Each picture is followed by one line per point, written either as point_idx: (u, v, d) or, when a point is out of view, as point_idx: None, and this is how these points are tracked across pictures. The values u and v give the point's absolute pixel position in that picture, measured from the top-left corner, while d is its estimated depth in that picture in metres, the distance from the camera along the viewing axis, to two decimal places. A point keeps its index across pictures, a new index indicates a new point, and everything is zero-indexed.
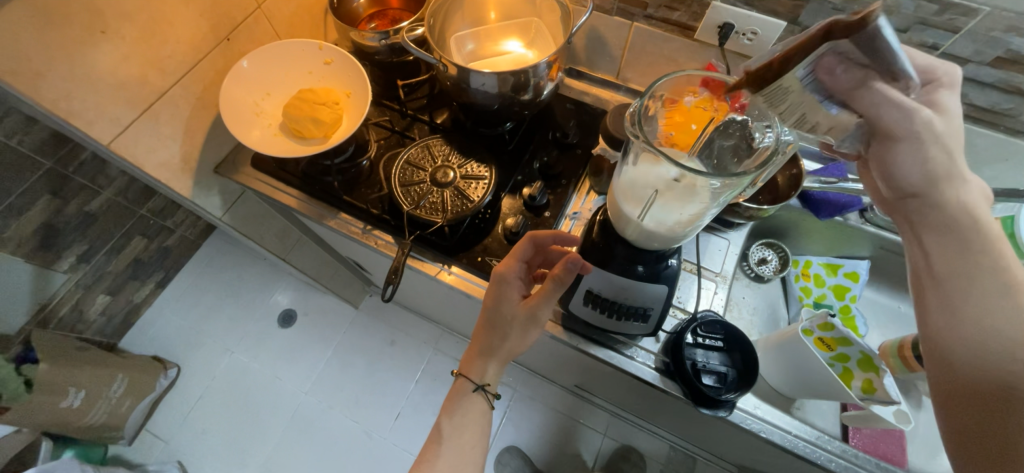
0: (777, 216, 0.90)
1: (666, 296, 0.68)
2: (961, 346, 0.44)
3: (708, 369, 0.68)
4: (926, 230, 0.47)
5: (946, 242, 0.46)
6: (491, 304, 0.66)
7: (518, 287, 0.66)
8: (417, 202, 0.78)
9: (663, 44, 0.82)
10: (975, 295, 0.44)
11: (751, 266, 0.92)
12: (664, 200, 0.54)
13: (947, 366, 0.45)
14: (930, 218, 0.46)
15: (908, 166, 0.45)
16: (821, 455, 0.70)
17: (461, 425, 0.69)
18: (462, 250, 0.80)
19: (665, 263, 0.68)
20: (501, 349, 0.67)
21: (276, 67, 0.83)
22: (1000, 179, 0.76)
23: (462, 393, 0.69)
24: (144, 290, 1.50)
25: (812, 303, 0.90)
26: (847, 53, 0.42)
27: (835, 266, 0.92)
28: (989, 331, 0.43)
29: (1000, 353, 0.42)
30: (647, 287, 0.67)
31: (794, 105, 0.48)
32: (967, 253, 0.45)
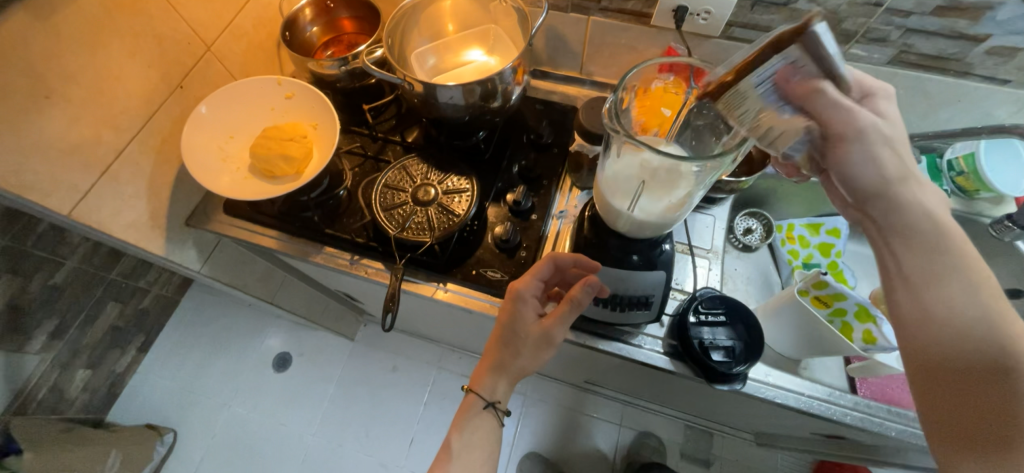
0: (755, 185, 0.92)
1: (665, 280, 0.68)
2: (938, 338, 0.43)
3: (716, 345, 0.69)
4: (889, 236, 0.46)
5: (906, 245, 0.45)
6: (502, 323, 0.66)
7: (534, 306, 0.66)
8: (402, 225, 0.76)
9: (622, 34, 0.83)
10: (948, 291, 0.44)
11: (738, 238, 0.94)
12: (654, 191, 0.55)
13: (925, 357, 0.44)
14: (891, 221, 0.45)
15: (861, 169, 0.45)
16: (837, 411, 0.71)
17: (477, 441, 0.67)
18: (455, 265, 0.78)
19: (659, 249, 0.69)
20: (511, 365, 0.66)
21: (236, 108, 0.81)
22: (956, 120, 0.79)
23: (472, 409, 0.68)
24: (126, 357, 1.43)
25: (801, 264, 0.92)
26: (801, 64, 0.43)
27: (816, 226, 0.94)
28: (963, 323, 0.43)
29: (979, 339, 0.42)
30: (649, 277, 0.67)
31: (748, 113, 0.48)
32: (934, 257, 0.44)
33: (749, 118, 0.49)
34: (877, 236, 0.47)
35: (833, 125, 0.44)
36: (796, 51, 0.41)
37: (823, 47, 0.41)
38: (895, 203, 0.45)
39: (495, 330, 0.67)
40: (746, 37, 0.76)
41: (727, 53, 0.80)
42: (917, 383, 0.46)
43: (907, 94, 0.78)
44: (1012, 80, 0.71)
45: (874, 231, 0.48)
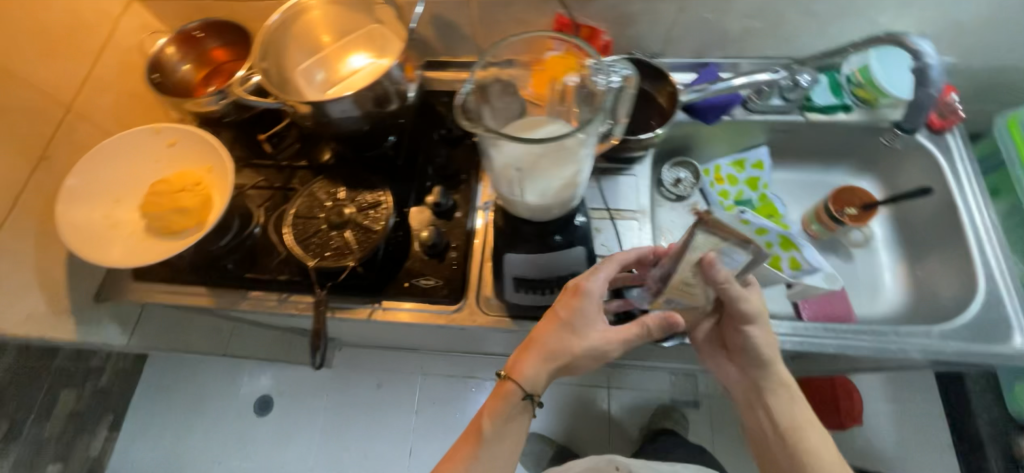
0: (674, 135, 0.92)
1: (587, 253, 0.68)
2: (778, 445, 0.67)
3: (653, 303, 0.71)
4: (765, 393, 0.69)
5: (776, 398, 0.68)
6: (563, 316, 0.63)
7: (598, 305, 0.64)
8: (320, 253, 0.73)
9: (508, 9, 0.80)
10: (789, 414, 0.67)
11: (668, 189, 0.94)
12: (547, 174, 0.51)
13: (773, 453, 0.68)
14: (762, 378, 0.68)
15: (751, 346, 0.66)
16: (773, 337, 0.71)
17: (503, 431, 0.67)
18: (386, 282, 0.75)
19: (575, 223, 0.69)
20: (562, 353, 0.63)
21: (116, 169, 0.75)
22: (848, 34, 0.80)
23: (511, 401, 0.65)
24: (97, 440, 1.37)
25: (733, 202, 0.94)
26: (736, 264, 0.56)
27: (740, 162, 0.95)
28: (795, 436, 0.66)
29: (799, 447, 0.66)
30: (566, 256, 0.67)
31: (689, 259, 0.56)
32: (797, 406, 0.68)
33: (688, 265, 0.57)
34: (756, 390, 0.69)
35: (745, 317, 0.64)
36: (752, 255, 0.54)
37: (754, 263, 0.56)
38: (767, 370, 0.67)
39: (552, 320, 0.64)
40: None
41: (615, 10, 0.79)
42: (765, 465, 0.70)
43: (797, 17, 0.78)
44: None
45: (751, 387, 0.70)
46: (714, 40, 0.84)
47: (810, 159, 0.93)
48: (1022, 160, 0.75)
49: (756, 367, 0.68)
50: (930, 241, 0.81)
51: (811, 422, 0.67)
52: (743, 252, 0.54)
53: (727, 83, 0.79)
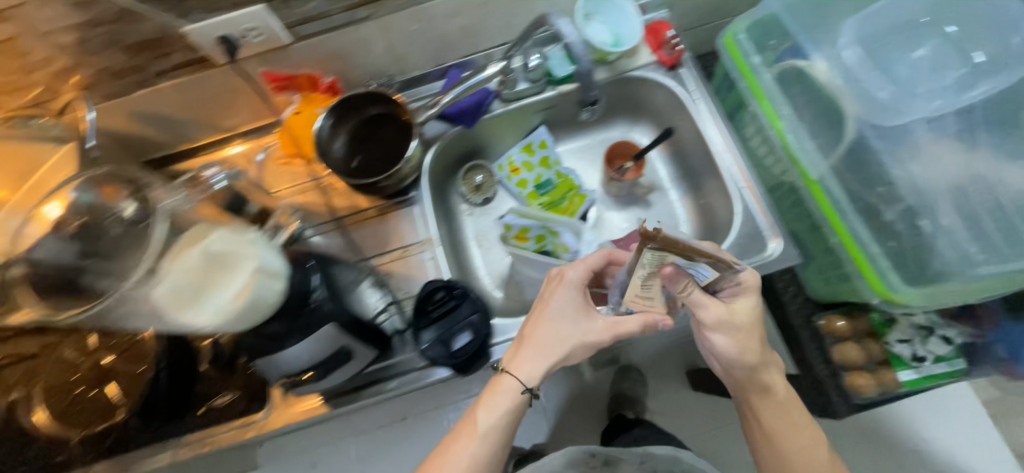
0: (454, 146, 0.89)
1: (340, 326, 0.60)
2: (774, 429, 0.67)
3: (453, 335, 0.70)
4: (756, 391, 0.67)
5: (752, 390, 0.67)
6: (555, 308, 0.64)
7: (583, 297, 0.66)
8: (86, 418, 0.68)
9: (206, 85, 0.72)
10: (771, 403, 0.67)
11: (468, 197, 0.93)
12: (211, 285, 0.46)
13: (767, 435, 0.68)
14: (746, 380, 0.66)
15: (727, 351, 0.63)
16: None
17: (500, 424, 0.64)
18: (175, 416, 0.70)
19: (310, 300, 0.59)
20: (552, 342, 0.63)
21: None
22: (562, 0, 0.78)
23: (509, 393, 0.63)
24: None
25: (534, 187, 0.93)
26: (704, 269, 0.53)
27: (529, 146, 0.93)
28: (784, 420, 0.67)
29: (787, 427, 0.66)
30: (320, 339, 0.59)
31: (644, 274, 0.54)
32: (787, 413, 0.67)
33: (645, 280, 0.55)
34: (737, 384, 0.68)
35: (713, 324, 0.61)
36: (708, 265, 0.52)
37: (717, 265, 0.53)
38: (752, 371, 0.65)
39: (542, 312, 0.65)
40: (317, 31, 0.69)
41: (321, 50, 0.72)
42: (760, 448, 0.70)
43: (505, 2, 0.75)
44: None
45: (732, 380, 0.68)
46: (443, 44, 0.79)
47: (587, 122, 0.94)
48: (743, 74, 0.76)
49: (742, 372, 0.65)
50: (701, 171, 0.84)
51: (793, 421, 0.67)
52: (704, 266, 0.52)
53: (478, 77, 0.77)
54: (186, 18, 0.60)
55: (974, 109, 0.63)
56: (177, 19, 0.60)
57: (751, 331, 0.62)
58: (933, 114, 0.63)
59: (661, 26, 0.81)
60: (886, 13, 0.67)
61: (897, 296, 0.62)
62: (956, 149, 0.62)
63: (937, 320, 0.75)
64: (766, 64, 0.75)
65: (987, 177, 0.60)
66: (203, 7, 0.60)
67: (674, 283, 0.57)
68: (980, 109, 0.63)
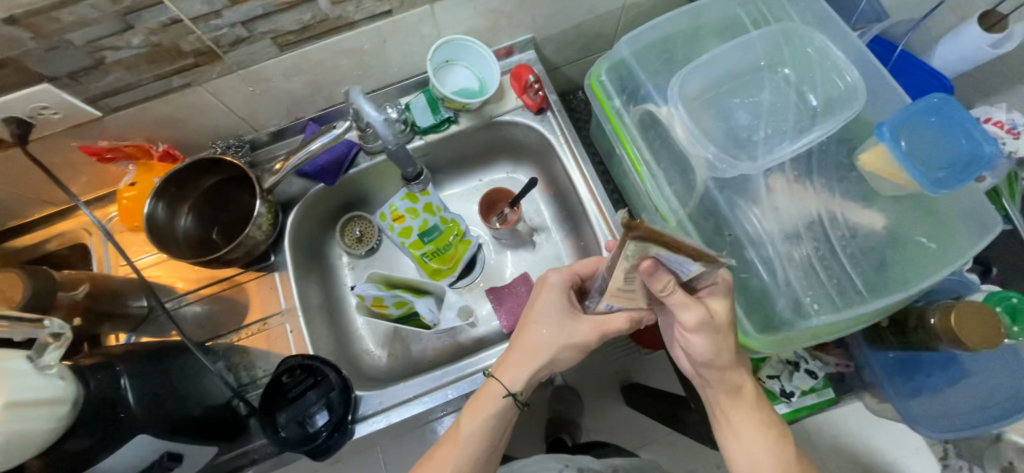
0: (326, 203, 0.84)
1: (157, 434, 0.55)
2: (741, 426, 0.58)
3: (307, 416, 0.66)
4: (730, 389, 0.58)
5: (722, 393, 0.58)
6: (539, 312, 0.62)
7: (569, 300, 0.62)
8: None
9: (14, 164, 0.66)
10: (738, 402, 0.58)
11: (347, 249, 0.87)
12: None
13: (736, 437, 0.58)
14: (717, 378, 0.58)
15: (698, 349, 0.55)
16: (447, 391, 0.70)
17: (484, 432, 0.60)
18: None
19: (119, 408, 0.52)
20: (535, 348, 0.61)
21: None
22: (415, 50, 0.75)
23: (491, 399, 0.60)
24: None
25: (418, 237, 0.82)
26: (689, 268, 0.44)
27: (413, 192, 0.82)
28: (751, 417, 0.58)
29: (760, 423, 0.58)
30: (132, 453, 0.53)
31: (625, 268, 0.45)
32: (759, 412, 0.58)
33: (626, 275, 0.46)
34: (707, 385, 0.59)
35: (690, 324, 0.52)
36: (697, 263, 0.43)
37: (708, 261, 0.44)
38: (722, 371, 0.57)
39: (530, 316, 0.62)
40: (131, 101, 0.64)
41: (144, 118, 0.67)
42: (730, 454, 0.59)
43: (349, 58, 0.71)
44: (394, 8, 0.66)
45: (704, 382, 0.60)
46: (292, 101, 0.75)
47: (467, 165, 0.91)
48: (606, 114, 0.73)
49: (712, 373, 0.57)
50: (579, 214, 0.83)
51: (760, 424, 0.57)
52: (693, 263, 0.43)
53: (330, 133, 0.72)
54: None
55: (813, 153, 0.64)
56: None
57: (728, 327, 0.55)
58: (774, 161, 0.62)
59: (522, 70, 0.80)
60: (725, 59, 0.67)
61: (753, 343, 0.61)
62: (798, 195, 0.62)
63: (805, 354, 0.77)
64: (628, 107, 0.73)
65: (823, 220, 0.61)
66: None
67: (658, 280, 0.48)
68: (817, 153, 0.64)
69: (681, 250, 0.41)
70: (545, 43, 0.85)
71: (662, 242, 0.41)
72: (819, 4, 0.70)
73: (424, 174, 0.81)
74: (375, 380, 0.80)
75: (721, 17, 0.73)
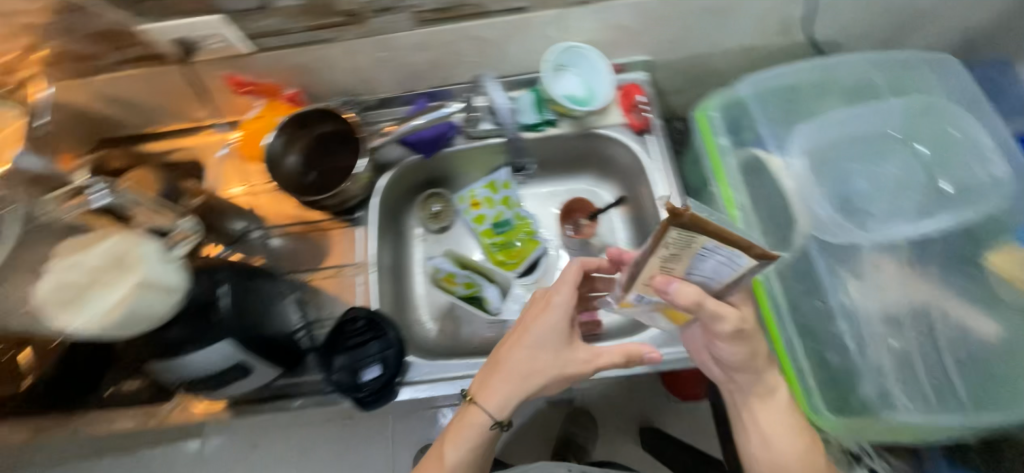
0: (416, 174, 0.88)
1: (239, 345, 0.59)
2: (774, 438, 0.56)
3: (365, 365, 0.69)
4: (761, 397, 0.56)
5: (752, 395, 0.57)
6: (535, 337, 0.60)
7: (569, 323, 0.61)
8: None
9: (169, 79, 0.75)
10: (771, 416, 0.56)
11: (425, 222, 0.91)
12: (92, 291, 0.48)
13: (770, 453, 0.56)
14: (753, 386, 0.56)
15: (727, 355, 0.54)
16: None
17: (468, 461, 0.60)
18: (82, 394, 0.70)
19: (216, 311, 0.58)
20: (529, 375, 0.59)
21: None
22: (533, 49, 0.78)
23: (476, 429, 0.59)
24: None
25: (489, 226, 0.88)
26: (730, 263, 0.44)
27: (494, 184, 0.88)
28: (784, 428, 0.56)
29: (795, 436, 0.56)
30: (217, 353, 0.58)
31: (662, 258, 0.45)
32: (789, 422, 0.56)
33: (662, 266, 0.46)
34: (739, 391, 0.57)
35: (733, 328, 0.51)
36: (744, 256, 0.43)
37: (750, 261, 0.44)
38: (756, 375, 0.56)
39: (520, 340, 0.61)
40: (280, 46, 0.71)
41: (284, 63, 0.74)
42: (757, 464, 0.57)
43: (473, 43, 0.75)
44: (527, 5, 0.71)
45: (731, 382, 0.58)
46: (411, 74, 0.80)
47: (553, 168, 0.92)
48: (709, 147, 0.71)
49: (743, 376, 0.56)
50: None
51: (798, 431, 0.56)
52: (744, 258, 0.43)
53: (439, 111, 0.81)
54: (145, 18, 0.66)
55: (936, 239, 0.59)
56: (135, 17, 0.65)
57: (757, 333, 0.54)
58: (884, 238, 0.60)
59: (632, 89, 0.81)
60: (852, 124, 0.66)
61: (823, 423, 0.58)
62: (907, 279, 0.59)
63: (869, 449, 0.72)
64: (734, 147, 0.71)
65: (931, 313, 0.58)
66: (164, 11, 0.64)
67: (690, 277, 0.48)
68: (942, 242, 0.59)
69: (725, 239, 0.41)
70: (659, 69, 0.85)
71: (707, 231, 0.41)
72: (973, 84, 0.65)
73: (530, 168, 0.89)
74: (422, 350, 0.82)
75: (855, 77, 0.70)
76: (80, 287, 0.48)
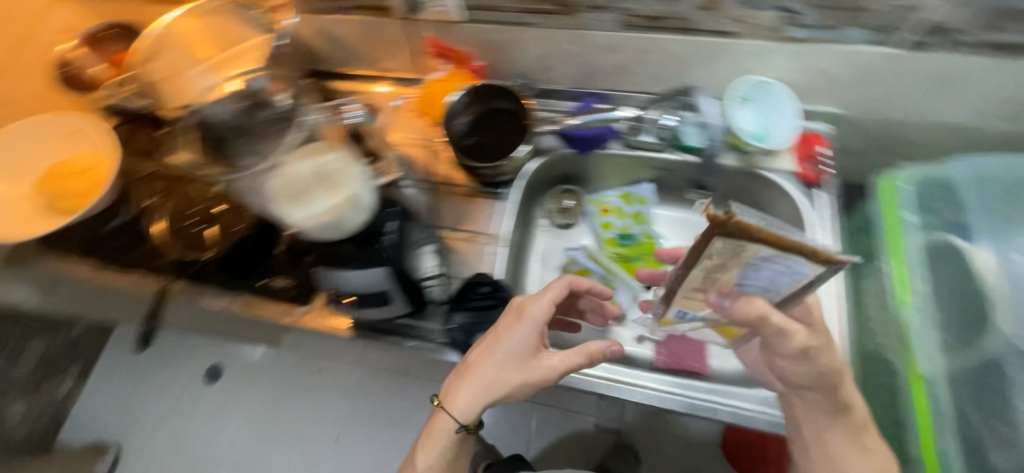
0: (559, 167, 0.91)
1: (391, 274, 0.66)
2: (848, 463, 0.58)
3: (481, 329, 0.73)
4: (834, 415, 0.59)
5: (821, 413, 0.59)
6: (503, 352, 0.63)
7: (538, 333, 0.64)
8: (184, 246, 0.81)
9: (382, 28, 0.83)
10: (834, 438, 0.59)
11: (552, 215, 0.94)
12: (318, 194, 0.59)
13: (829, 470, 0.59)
14: (826, 405, 0.58)
15: (795, 371, 0.57)
16: (594, 385, 0.72)
17: (439, 461, 0.66)
18: (241, 278, 0.81)
19: (381, 239, 0.66)
20: (493, 389, 0.62)
21: (24, 147, 0.84)
22: (718, 76, 0.77)
23: (444, 431, 0.64)
24: (65, 385, 1.45)
25: (614, 235, 0.89)
26: (787, 270, 0.46)
27: (629, 196, 0.89)
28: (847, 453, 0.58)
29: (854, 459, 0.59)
30: (373, 275, 0.66)
31: (714, 263, 0.48)
32: (859, 446, 0.59)
33: (714, 271, 0.49)
34: (801, 403, 0.60)
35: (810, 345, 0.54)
36: (802, 262, 0.44)
37: (810, 270, 0.45)
38: (827, 396, 0.57)
39: (490, 350, 0.63)
40: (490, 20, 0.77)
41: (484, 36, 0.80)
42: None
43: (662, 56, 0.75)
44: (736, 31, 0.69)
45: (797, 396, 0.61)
46: (588, 72, 0.82)
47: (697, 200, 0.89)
48: (889, 217, 0.68)
49: (811, 394, 0.58)
50: None
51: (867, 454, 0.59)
52: (806, 267, 0.45)
53: (608, 113, 0.82)
54: None
55: None
56: None
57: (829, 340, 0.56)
58: None
59: (813, 139, 0.77)
60: None
61: None
62: None
63: None
64: (920, 224, 0.67)
65: None
66: None
67: (747, 286, 0.50)
68: None
69: (784, 246, 0.42)
70: (845, 126, 0.79)
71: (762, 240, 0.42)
72: None
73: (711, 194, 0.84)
74: None
75: None
76: (302, 188, 0.59)
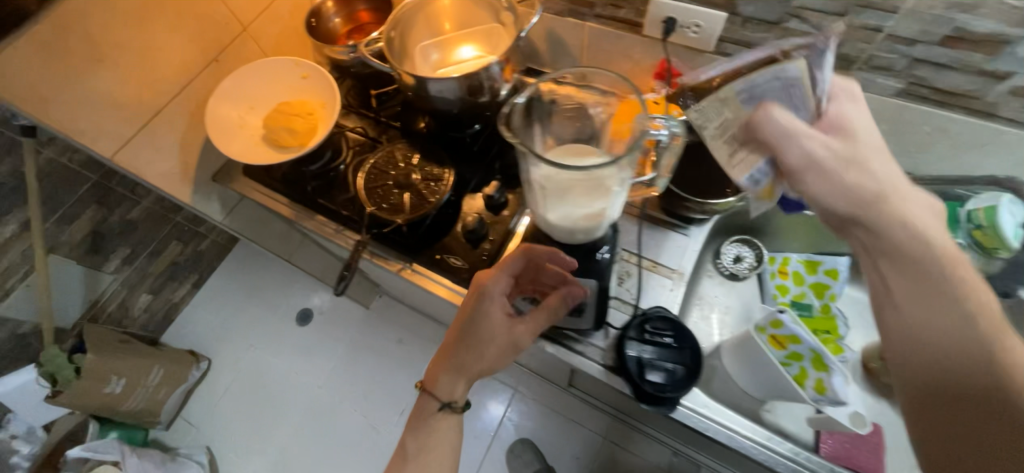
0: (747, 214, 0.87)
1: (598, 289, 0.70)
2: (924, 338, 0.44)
3: (654, 365, 0.69)
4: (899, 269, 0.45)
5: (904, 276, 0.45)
6: (463, 330, 0.66)
7: (502, 306, 0.66)
8: (379, 203, 0.83)
9: (616, 42, 0.81)
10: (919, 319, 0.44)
11: (724, 265, 0.89)
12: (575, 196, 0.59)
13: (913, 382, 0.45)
14: (881, 245, 0.46)
15: (831, 198, 0.45)
16: (769, 458, 0.68)
17: (428, 448, 0.67)
18: (423, 247, 0.83)
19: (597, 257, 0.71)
20: (467, 363, 0.66)
21: (260, 82, 0.91)
22: (986, 167, 0.69)
23: (426, 409, 0.68)
24: (181, 289, 1.58)
25: (788, 302, 0.85)
26: (786, 88, 0.45)
27: (814, 264, 0.84)
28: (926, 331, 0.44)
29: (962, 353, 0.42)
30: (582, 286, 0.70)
31: (723, 121, 0.48)
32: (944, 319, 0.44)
33: (723, 124, 0.48)
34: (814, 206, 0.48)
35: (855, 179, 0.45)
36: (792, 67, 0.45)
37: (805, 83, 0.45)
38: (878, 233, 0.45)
39: (456, 328, 0.67)
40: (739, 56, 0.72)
41: None
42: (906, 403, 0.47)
43: (931, 132, 0.68)
44: None
45: (860, 248, 0.48)
46: None
47: None
48: None
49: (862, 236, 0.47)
50: None
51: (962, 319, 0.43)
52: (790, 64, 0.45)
53: None
54: None
55: None
56: None
57: (869, 151, 0.47)
58: None
59: None
60: None
61: None
62: None
63: None
64: None
65: None
66: None
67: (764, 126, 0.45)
68: None
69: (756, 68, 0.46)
70: None
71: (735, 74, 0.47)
72: None
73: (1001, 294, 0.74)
74: None
75: None
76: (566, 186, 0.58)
